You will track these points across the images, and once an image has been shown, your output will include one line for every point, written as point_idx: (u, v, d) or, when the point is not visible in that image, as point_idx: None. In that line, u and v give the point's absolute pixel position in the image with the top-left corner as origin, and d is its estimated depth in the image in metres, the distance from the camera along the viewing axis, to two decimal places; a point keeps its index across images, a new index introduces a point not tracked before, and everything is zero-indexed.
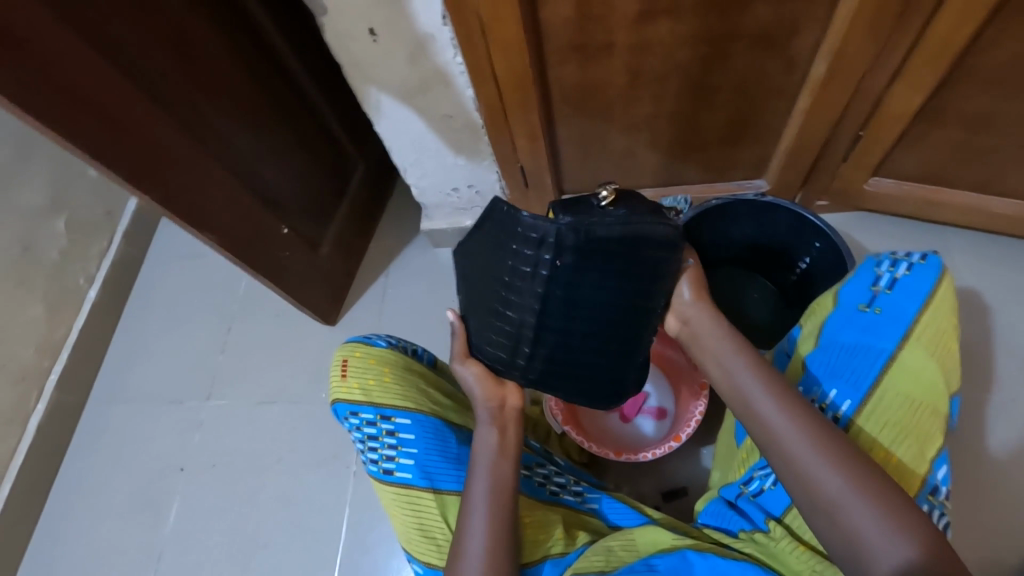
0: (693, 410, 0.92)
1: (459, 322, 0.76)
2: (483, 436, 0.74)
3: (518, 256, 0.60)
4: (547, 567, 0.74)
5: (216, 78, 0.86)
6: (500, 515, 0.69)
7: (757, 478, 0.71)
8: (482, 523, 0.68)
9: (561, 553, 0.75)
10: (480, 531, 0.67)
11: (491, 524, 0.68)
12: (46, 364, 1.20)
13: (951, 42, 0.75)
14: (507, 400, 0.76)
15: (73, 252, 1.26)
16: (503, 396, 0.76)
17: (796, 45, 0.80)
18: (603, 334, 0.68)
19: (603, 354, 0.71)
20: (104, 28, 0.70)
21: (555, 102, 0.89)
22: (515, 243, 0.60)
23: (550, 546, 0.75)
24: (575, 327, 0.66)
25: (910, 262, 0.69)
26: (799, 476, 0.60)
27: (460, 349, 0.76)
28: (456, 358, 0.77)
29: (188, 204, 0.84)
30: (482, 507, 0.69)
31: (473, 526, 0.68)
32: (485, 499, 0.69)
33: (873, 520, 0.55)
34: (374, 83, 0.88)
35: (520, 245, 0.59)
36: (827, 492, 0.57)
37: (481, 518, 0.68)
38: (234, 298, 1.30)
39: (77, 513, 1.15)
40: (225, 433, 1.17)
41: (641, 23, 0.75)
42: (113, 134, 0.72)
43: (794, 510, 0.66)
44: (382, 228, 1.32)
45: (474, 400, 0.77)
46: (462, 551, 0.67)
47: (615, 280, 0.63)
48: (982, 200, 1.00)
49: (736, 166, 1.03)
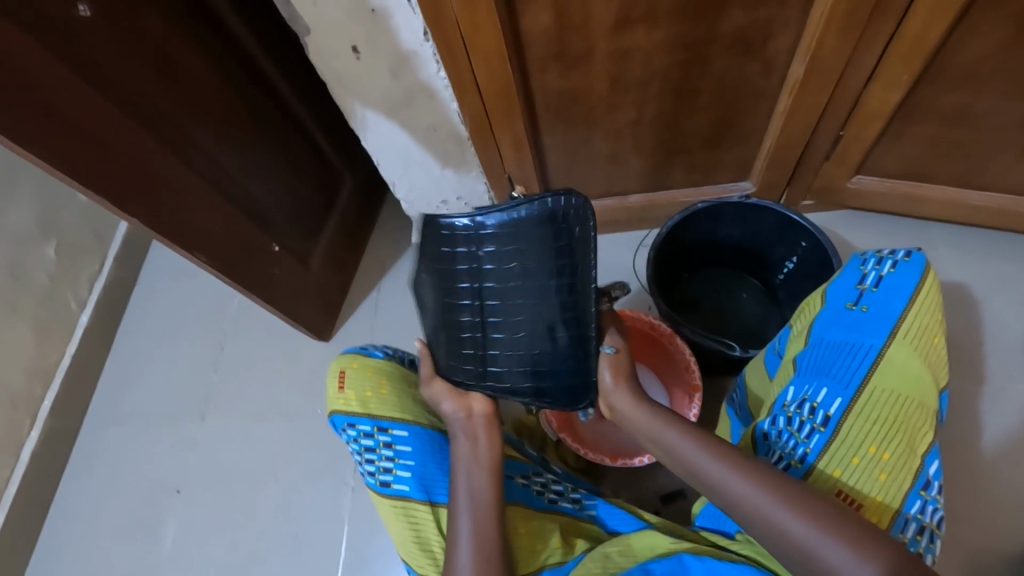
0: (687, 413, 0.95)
1: (424, 347, 0.82)
2: (457, 448, 0.76)
3: (454, 254, 0.74)
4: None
5: (201, 99, 0.86)
6: (483, 524, 0.70)
7: None
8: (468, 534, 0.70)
9: (560, 562, 0.75)
10: (467, 544, 0.69)
11: (477, 535, 0.69)
12: (38, 391, 1.19)
13: (923, 40, 0.77)
14: (473, 408, 0.78)
15: (61, 276, 1.24)
16: (469, 404, 0.78)
17: (774, 48, 0.82)
18: (552, 320, 0.71)
19: (559, 346, 0.72)
20: (89, 53, 0.71)
21: (539, 110, 0.90)
22: (448, 245, 0.74)
23: (548, 555, 0.75)
24: (521, 312, 0.72)
25: (895, 259, 0.69)
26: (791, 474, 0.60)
27: (425, 371, 0.81)
28: (424, 380, 0.81)
29: (178, 225, 0.85)
30: (467, 517, 0.71)
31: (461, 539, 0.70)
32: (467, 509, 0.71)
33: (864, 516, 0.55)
34: (359, 98, 0.89)
35: (452, 245, 0.74)
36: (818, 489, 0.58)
37: (466, 529, 0.70)
38: (227, 316, 1.30)
39: (74, 539, 1.14)
40: (220, 453, 1.17)
41: (620, 31, 0.76)
42: (99, 158, 0.73)
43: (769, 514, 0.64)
44: (373, 242, 1.32)
45: (448, 416, 0.79)
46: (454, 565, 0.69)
47: (543, 258, 0.70)
48: (963, 194, 1.02)
49: (721, 168, 1.04)
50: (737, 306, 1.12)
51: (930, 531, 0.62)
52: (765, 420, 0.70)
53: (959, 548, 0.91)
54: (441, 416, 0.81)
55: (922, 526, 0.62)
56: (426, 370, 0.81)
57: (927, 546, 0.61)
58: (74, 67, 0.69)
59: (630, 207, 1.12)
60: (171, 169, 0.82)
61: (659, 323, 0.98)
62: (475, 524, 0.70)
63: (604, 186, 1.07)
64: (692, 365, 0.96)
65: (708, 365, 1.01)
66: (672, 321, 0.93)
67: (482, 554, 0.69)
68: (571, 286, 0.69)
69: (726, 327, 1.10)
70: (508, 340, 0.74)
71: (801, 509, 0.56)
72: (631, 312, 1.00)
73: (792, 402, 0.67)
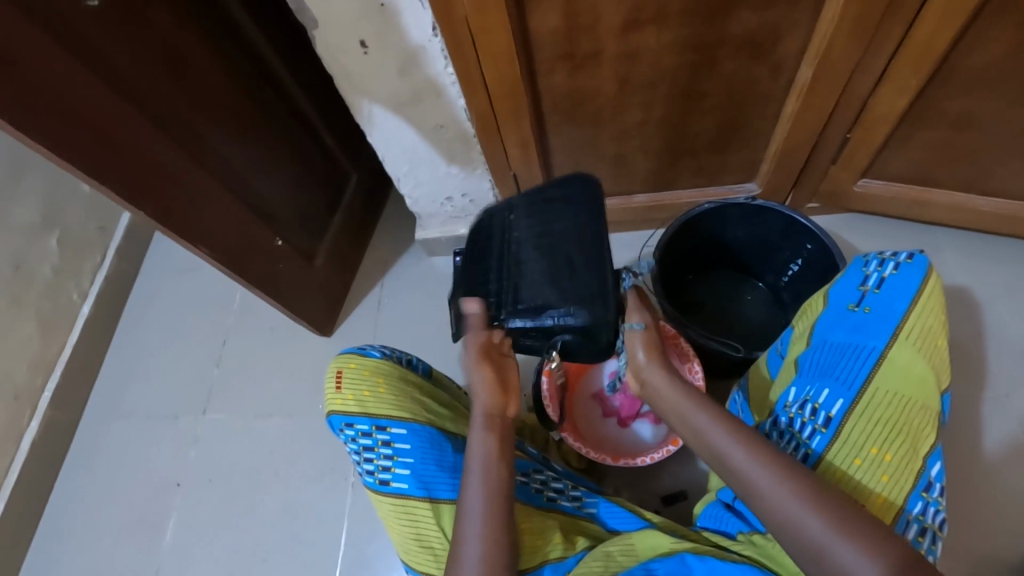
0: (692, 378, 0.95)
1: (477, 314, 0.72)
2: (478, 444, 0.72)
3: (487, 236, 0.78)
4: (548, 572, 0.73)
5: (208, 93, 0.86)
6: (492, 518, 0.67)
7: None
8: (476, 526, 0.67)
9: (561, 558, 0.75)
10: (475, 537, 0.66)
11: (486, 529, 0.66)
12: (39, 382, 1.19)
13: (933, 45, 0.77)
14: (508, 409, 0.75)
15: (65, 268, 1.25)
16: (506, 405, 0.75)
17: (782, 51, 0.81)
18: (579, 260, 0.68)
19: (591, 283, 0.66)
20: (96, 45, 0.70)
21: (546, 109, 0.89)
22: (483, 230, 0.79)
23: (549, 551, 0.74)
24: (548, 260, 0.70)
25: (897, 261, 0.69)
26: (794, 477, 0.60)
27: (475, 353, 0.74)
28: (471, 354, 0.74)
29: (183, 219, 0.84)
30: (477, 509, 0.68)
31: (468, 530, 0.67)
32: (479, 502, 0.68)
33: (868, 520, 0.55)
34: (365, 95, 0.88)
35: (486, 226, 0.79)
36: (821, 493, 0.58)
37: (474, 523, 0.67)
38: (229, 311, 1.30)
39: (73, 531, 1.14)
40: (221, 447, 1.17)
41: (629, 32, 0.76)
42: (104, 150, 0.73)
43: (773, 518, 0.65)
44: (377, 238, 1.32)
45: (483, 411, 0.74)
46: (458, 565, 0.65)
47: (563, 213, 0.72)
48: (969, 199, 1.01)
49: (727, 170, 1.04)
50: (741, 308, 1.11)
51: (932, 532, 0.62)
52: (768, 421, 0.72)
53: (961, 553, 0.91)
54: (476, 408, 0.75)
55: (923, 527, 0.62)
56: (472, 356, 0.74)
57: (928, 547, 0.62)
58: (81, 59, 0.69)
59: (635, 208, 1.11)
60: (176, 162, 0.82)
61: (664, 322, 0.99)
62: (484, 517, 0.67)
63: (609, 186, 1.07)
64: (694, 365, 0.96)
65: (711, 367, 1.01)
66: (677, 322, 0.93)
67: (491, 546, 0.65)
68: (593, 224, 0.70)
69: (730, 328, 1.10)
70: (535, 286, 0.70)
71: (806, 512, 0.56)
72: None
73: (794, 402, 0.68)
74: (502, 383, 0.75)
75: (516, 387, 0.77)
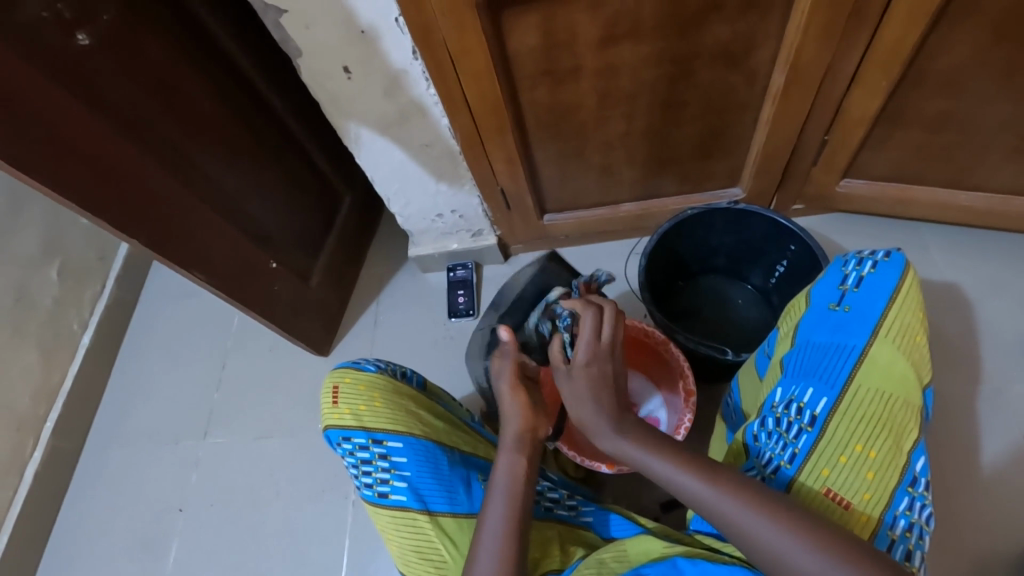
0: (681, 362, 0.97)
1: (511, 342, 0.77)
2: (505, 462, 0.70)
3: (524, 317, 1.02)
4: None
5: (199, 122, 0.89)
6: (513, 517, 0.66)
7: (756, 467, 0.68)
8: (500, 521, 0.66)
9: (560, 569, 0.75)
10: (494, 536, 0.65)
11: (507, 525, 0.65)
12: (41, 412, 1.20)
13: (902, 48, 0.79)
14: (538, 430, 0.74)
15: (66, 298, 1.26)
16: (537, 426, 0.74)
17: (755, 59, 0.83)
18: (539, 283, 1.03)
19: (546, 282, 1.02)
20: (87, 81, 0.73)
21: (529, 125, 0.92)
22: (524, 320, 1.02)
23: (550, 562, 0.75)
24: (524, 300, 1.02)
25: (875, 260, 0.70)
26: None
27: (510, 375, 0.75)
28: (505, 378, 0.75)
29: (177, 244, 0.86)
30: (499, 516, 0.66)
31: (487, 536, 0.65)
32: (503, 503, 0.67)
33: None
34: (351, 117, 0.90)
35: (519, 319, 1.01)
36: None
37: (498, 520, 0.66)
38: (227, 334, 1.31)
39: (78, 560, 1.15)
40: (222, 471, 1.17)
41: (604, 47, 0.79)
42: (98, 182, 0.75)
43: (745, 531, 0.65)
44: (371, 257, 1.34)
45: (507, 431, 0.72)
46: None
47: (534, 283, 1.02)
48: (952, 196, 1.03)
49: (711, 177, 1.05)
50: (732, 312, 1.12)
51: (918, 527, 0.63)
52: (755, 422, 0.71)
53: (962, 548, 0.91)
54: (501, 434, 0.73)
55: (911, 522, 0.62)
56: (509, 375, 0.75)
57: (916, 541, 0.62)
58: (74, 95, 0.71)
59: (623, 216, 1.13)
60: (169, 191, 0.84)
61: (653, 329, 1.00)
62: (507, 516, 0.66)
63: (596, 197, 1.09)
64: (685, 369, 0.97)
65: (704, 371, 1.02)
66: (667, 329, 0.94)
67: (511, 538, 0.64)
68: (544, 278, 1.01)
69: (721, 333, 1.10)
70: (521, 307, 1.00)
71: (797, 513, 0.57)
72: (626, 318, 1.01)
73: (780, 403, 0.68)
74: (534, 408, 0.74)
75: (542, 412, 0.76)
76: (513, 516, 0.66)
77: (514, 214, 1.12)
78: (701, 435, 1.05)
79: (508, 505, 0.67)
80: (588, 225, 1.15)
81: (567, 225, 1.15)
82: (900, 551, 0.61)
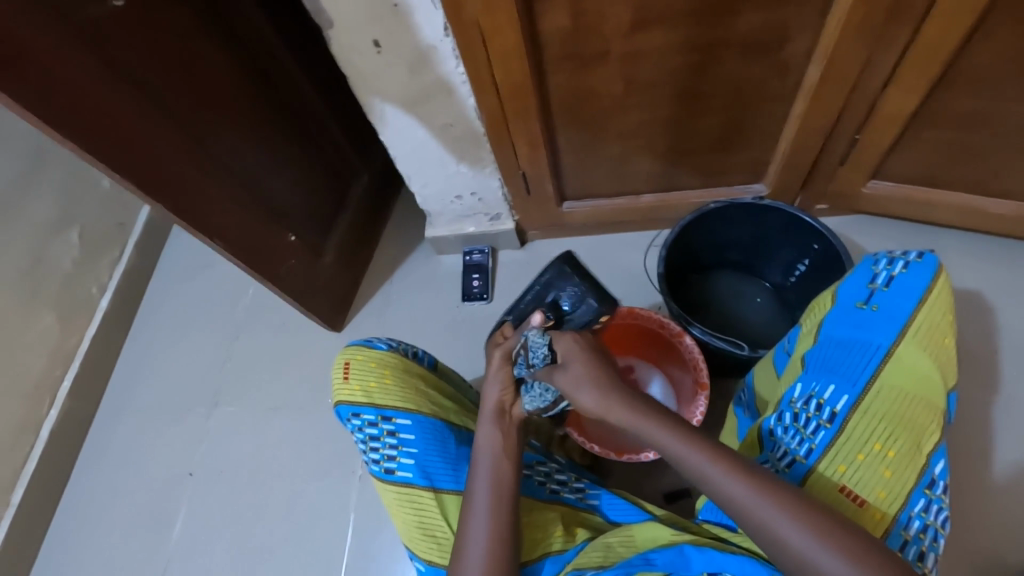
0: (693, 355, 0.96)
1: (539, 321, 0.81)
2: (484, 433, 0.73)
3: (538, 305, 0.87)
4: (547, 565, 0.74)
5: (225, 90, 0.89)
6: (504, 499, 0.67)
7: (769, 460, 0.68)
8: (484, 506, 0.67)
9: (560, 550, 0.75)
10: (484, 507, 0.67)
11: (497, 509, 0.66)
12: (58, 372, 1.22)
13: (941, 46, 0.77)
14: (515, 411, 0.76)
15: (84, 262, 1.28)
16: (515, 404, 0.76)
17: (790, 52, 0.82)
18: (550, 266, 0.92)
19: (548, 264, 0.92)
20: (116, 43, 0.72)
21: (555, 109, 0.91)
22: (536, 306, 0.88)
23: (549, 544, 0.75)
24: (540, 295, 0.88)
25: (907, 260, 0.69)
26: None
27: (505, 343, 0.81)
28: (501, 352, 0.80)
29: (199, 212, 0.87)
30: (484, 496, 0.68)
31: (474, 515, 0.66)
32: (487, 484, 0.68)
33: None
34: (378, 93, 0.90)
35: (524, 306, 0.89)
36: None
37: (482, 510, 0.66)
38: (241, 305, 1.32)
39: (88, 519, 1.17)
40: (231, 441, 1.19)
41: (636, 32, 0.77)
42: (124, 145, 0.75)
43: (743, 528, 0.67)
44: (387, 236, 1.34)
45: (484, 402, 0.76)
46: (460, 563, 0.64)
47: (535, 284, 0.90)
48: (981, 202, 1.01)
49: (735, 170, 1.04)
50: (749, 309, 1.11)
51: (933, 529, 0.62)
52: (771, 417, 0.70)
53: (968, 557, 0.90)
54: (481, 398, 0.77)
55: (925, 524, 0.62)
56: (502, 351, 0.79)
57: (929, 543, 0.62)
58: (103, 57, 0.71)
59: (642, 207, 1.12)
60: (193, 158, 0.84)
61: (669, 321, 0.98)
62: (494, 487, 0.68)
63: (617, 186, 1.09)
64: (699, 363, 0.95)
65: (716, 366, 1.01)
66: (682, 321, 0.94)
67: (500, 511, 0.66)
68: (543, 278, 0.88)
69: (737, 329, 1.10)
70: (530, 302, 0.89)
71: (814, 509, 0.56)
72: (642, 309, 0.99)
73: (800, 398, 0.67)
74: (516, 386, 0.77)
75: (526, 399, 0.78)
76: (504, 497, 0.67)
77: (533, 200, 1.11)
78: (708, 430, 1.05)
79: (504, 481, 0.68)
80: (607, 214, 1.14)
81: (586, 213, 1.15)
82: (913, 552, 0.61)
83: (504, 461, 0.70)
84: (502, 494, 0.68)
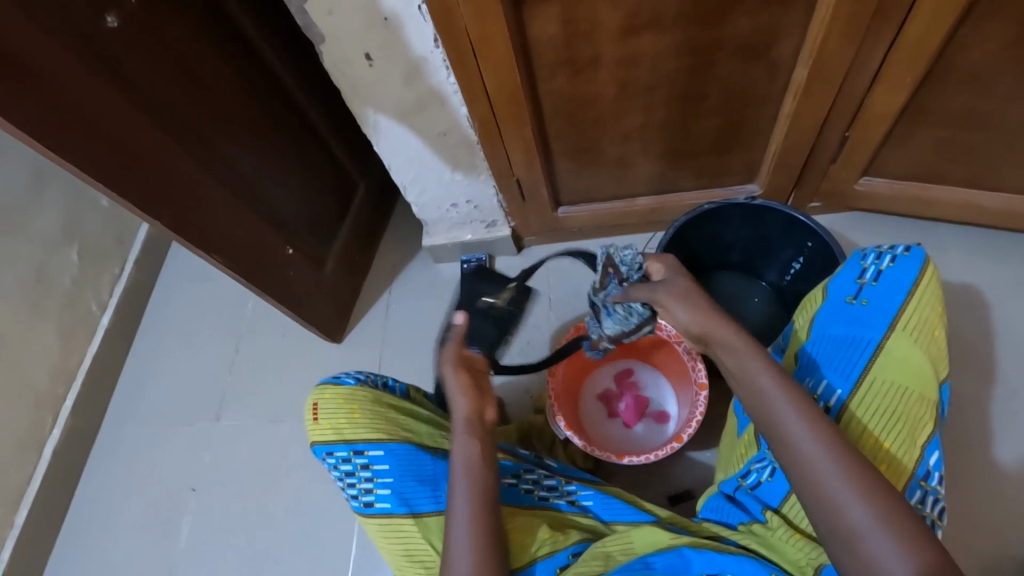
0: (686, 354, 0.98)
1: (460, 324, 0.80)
2: (462, 445, 0.72)
3: None
4: (538, 569, 0.73)
5: (221, 106, 0.90)
6: (482, 539, 0.66)
7: (754, 470, 0.71)
8: (466, 549, 0.65)
9: (550, 553, 0.74)
10: (464, 545, 0.66)
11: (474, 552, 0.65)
12: (60, 390, 1.22)
13: (927, 43, 0.78)
14: (486, 412, 0.75)
15: (84, 278, 1.29)
16: (483, 407, 0.75)
17: (778, 53, 0.83)
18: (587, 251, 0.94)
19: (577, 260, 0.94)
20: (113, 63, 0.74)
21: (547, 114, 0.91)
22: None
23: (537, 549, 0.74)
24: None
25: (894, 254, 0.69)
26: (795, 480, 0.59)
27: (454, 355, 0.76)
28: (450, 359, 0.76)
29: (198, 227, 0.87)
30: (464, 534, 0.66)
31: (458, 552, 0.65)
32: (467, 517, 0.67)
33: (863, 520, 0.55)
34: (371, 104, 0.91)
35: None
36: (820, 495, 0.57)
37: (464, 545, 0.66)
38: (241, 318, 1.33)
39: (93, 535, 1.17)
40: (234, 454, 1.19)
41: (625, 38, 0.78)
42: (121, 162, 0.75)
43: (792, 499, 0.68)
44: (385, 246, 1.35)
45: (455, 412, 0.74)
46: None
47: None
48: (974, 195, 1.01)
49: (728, 171, 1.05)
50: (746, 309, 1.12)
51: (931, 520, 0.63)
52: None
53: (974, 552, 0.90)
54: (450, 413, 0.75)
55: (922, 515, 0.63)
56: (452, 356, 0.76)
57: None
58: (101, 77, 0.72)
59: (638, 210, 1.13)
60: (190, 172, 0.85)
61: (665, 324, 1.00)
62: (471, 521, 0.67)
63: (612, 189, 1.09)
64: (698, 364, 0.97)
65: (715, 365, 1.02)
66: None
67: (480, 543, 0.66)
68: None
69: None
70: None
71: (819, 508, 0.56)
72: None
73: None
74: (477, 387, 0.76)
75: (489, 394, 0.78)
76: (480, 537, 0.66)
77: (529, 205, 1.12)
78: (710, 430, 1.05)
79: (486, 491, 0.69)
80: (602, 218, 1.15)
81: (582, 217, 1.15)
82: None
83: (480, 468, 0.71)
84: (483, 538, 0.66)
